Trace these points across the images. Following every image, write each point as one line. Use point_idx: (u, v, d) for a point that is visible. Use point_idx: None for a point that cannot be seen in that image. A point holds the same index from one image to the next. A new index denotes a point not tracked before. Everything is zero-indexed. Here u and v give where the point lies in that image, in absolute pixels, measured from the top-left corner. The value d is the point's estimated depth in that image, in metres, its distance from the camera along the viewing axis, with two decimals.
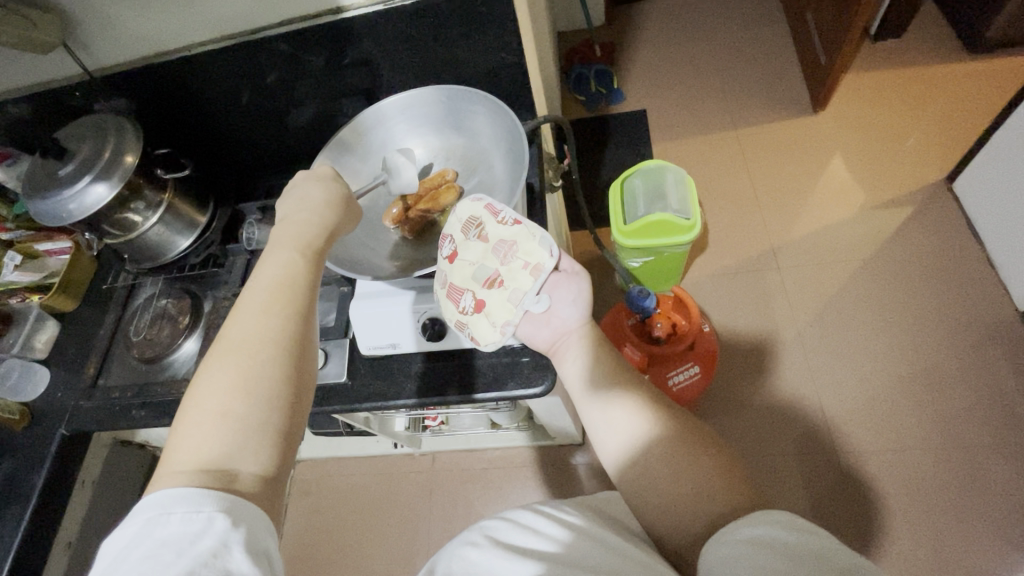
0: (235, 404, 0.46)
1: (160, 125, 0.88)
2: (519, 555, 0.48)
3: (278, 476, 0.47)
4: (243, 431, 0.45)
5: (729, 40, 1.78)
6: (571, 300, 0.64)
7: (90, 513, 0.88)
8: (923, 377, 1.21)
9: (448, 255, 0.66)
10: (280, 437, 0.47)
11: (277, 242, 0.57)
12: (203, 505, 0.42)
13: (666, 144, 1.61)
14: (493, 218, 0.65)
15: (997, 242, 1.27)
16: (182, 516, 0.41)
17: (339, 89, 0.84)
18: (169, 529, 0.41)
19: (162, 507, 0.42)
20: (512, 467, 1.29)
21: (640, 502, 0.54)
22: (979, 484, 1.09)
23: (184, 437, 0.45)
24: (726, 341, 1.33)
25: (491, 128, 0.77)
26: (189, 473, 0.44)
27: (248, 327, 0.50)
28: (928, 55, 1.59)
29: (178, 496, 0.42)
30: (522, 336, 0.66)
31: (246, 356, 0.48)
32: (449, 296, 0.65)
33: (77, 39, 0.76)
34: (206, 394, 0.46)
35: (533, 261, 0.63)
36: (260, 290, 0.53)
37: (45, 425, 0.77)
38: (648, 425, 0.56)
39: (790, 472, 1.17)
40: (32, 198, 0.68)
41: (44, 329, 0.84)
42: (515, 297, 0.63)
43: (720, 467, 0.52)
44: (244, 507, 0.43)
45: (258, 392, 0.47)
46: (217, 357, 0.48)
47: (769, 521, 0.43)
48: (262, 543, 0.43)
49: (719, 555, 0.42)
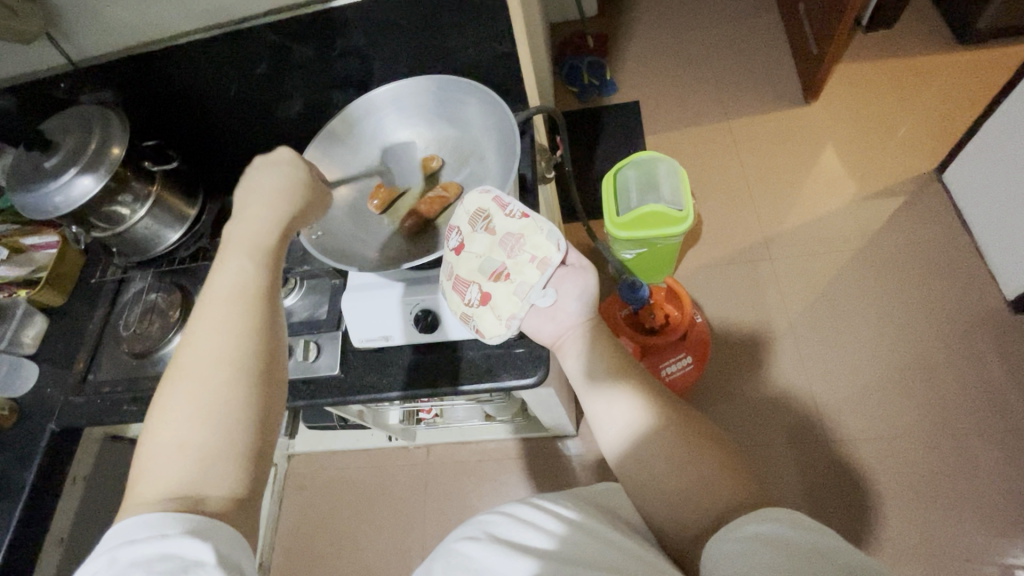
0: (192, 433, 0.45)
1: (147, 118, 0.87)
2: (512, 552, 0.47)
3: (250, 499, 0.46)
4: (207, 457, 0.45)
5: (721, 30, 1.77)
6: (578, 295, 0.63)
7: (81, 505, 0.88)
8: (914, 367, 1.21)
9: (454, 246, 0.66)
10: (246, 459, 0.46)
11: (227, 251, 0.55)
12: (168, 528, 0.41)
13: (659, 135, 1.61)
14: (501, 211, 0.64)
15: (986, 233, 1.27)
16: (147, 542, 0.41)
17: (328, 81, 0.83)
18: (136, 552, 0.41)
19: (127, 534, 0.41)
20: (506, 459, 1.29)
21: (641, 496, 0.53)
22: (967, 473, 1.10)
23: (149, 466, 0.45)
24: (718, 331, 1.33)
25: (482, 118, 0.77)
26: (155, 501, 0.43)
27: (202, 351, 0.48)
28: (918, 45, 1.58)
29: (141, 522, 0.42)
30: (528, 330, 0.65)
31: (201, 381, 0.47)
32: (454, 288, 0.65)
33: (60, 29, 0.75)
34: (165, 423, 0.46)
35: (540, 255, 0.63)
36: (213, 310, 0.51)
37: (34, 421, 0.76)
38: (648, 419, 0.56)
39: (782, 460, 1.17)
40: (16, 192, 0.67)
41: (33, 325, 0.82)
42: (521, 291, 0.62)
43: (722, 463, 0.51)
44: (211, 526, 0.42)
45: (217, 419, 0.46)
46: (173, 385, 0.47)
47: (775, 519, 0.42)
48: (233, 557, 0.42)
49: (723, 552, 0.42)
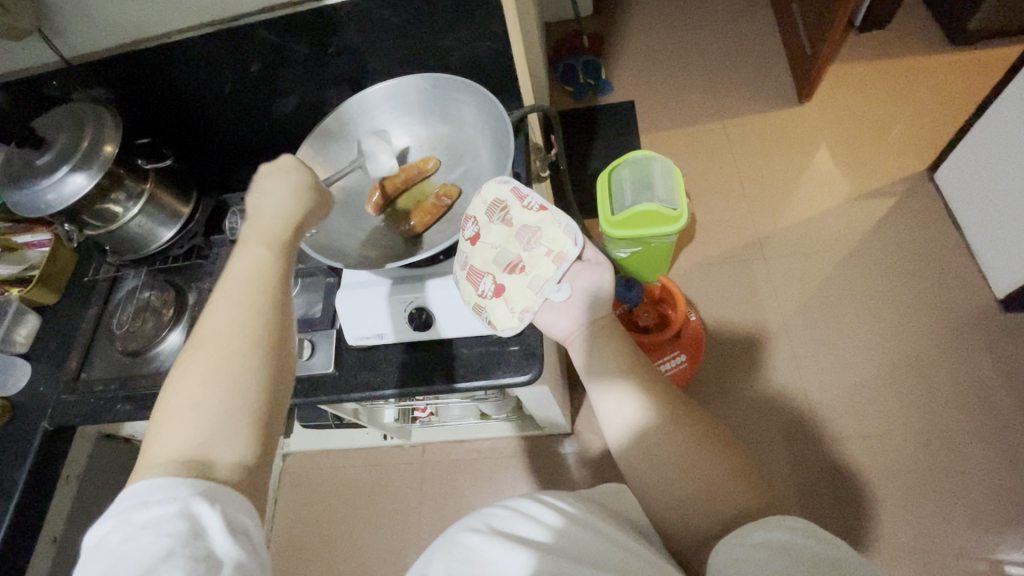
0: (206, 395, 0.45)
1: (141, 117, 0.87)
2: (509, 542, 0.47)
3: (259, 463, 0.46)
4: (219, 420, 0.44)
5: (716, 30, 1.78)
6: (593, 291, 0.64)
7: (75, 504, 0.88)
8: (906, 365, 1.22)
9: (471, 236, 0.66)
10: (259, 426, 0.46)
11: (245, 239, 0.56)
12: (180, 491, 0.41)
13: (655, 135, 1.61)
14: (519, 203, 0.65)
15: (978, 233, 1.28)
16: (158, 505, 0.41)
17: (324, 79, 0.83)
18: (147, 516, 0.41)
19: (138, 496, 0.41)
20: (502, 457, 1.29)
21: (650, 496, 0.54)
22: (959, 470, 1.11)
23: (162, 429, 0.45)
24: (712, 330, 1.34)
25: (476, 115, 0.77)
26: (167, 463, 0.43)
27: (218, 321, 0.49)
28: (911, 46, 1.59)
29: (153, 485, 0.42)
30: (542, 325, 0.65)
31: (217, 348, 0.47)
32: (469, 278, 0.65)
33: (53, 26, 0.75)
34: (180, 387, 0.46)
35: (557, 249, 0.63)
36: (230, 285, 0.51)
37: (27, 419, 0.75)
38: (655, 417, 0.56)
39: (777, 458, 1.18)
40: (7, 190, 0.66)
41: (25, 323, 0.82)
42: (536, 284, 0.63)
43: (733, 466, 0.52)
44: (222, 491, 0.42)
45: (230, 383, 0.46)
46: (189, 352, 0.48)
47: (787, 526, 0.42)
48: (242, 524, 0.42)
49: (732, 557, 0.42)
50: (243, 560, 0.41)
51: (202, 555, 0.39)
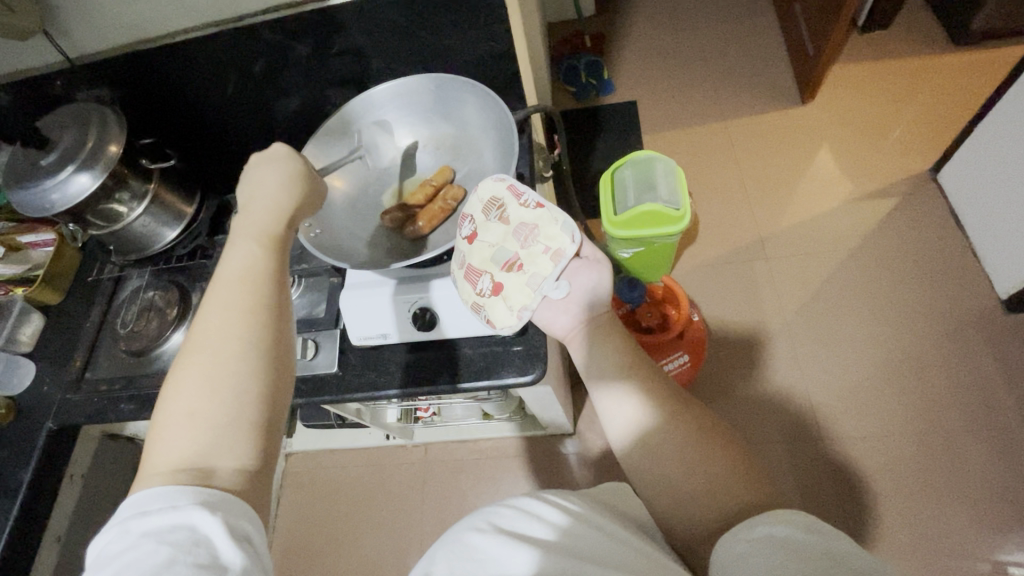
0: (202, 404, 0.45)
1: (144, 117, 0.87)
2: (514, 541, 0.47)
3: (261, 468, 0.46)
4: (216, 429, 0.44)
5: (717, 31, 1.78)
6: (592, 288, 0.64)
7: (79, 504, 0.88)
8: (909, 365, 1.22)
9: (468, 235, 0.67)
10: (258, 431, 0.46)
11: (236, 235, 0.55)
12: (179, 500, 0.42)
13: (656, 135, 1.61)
14: (515, 201, 0.66)
15: (980, 233, 1.28)
16: (158, 514, 0.41)
17: (327, 79, 0.83)
18: (147, 525, 0.41)
19: (139, 506, 0.42)
20: (503, 457, 1.29)
21: (653, 493, 0.54)
22: (962, 470, 1.11)
23: (161, 439, 0.45)
24: (714, 330, 1.34)
25: (480, 116, 0.77)
26: (166, 473, 0.43)
27: (211, 327, 0.48)
28: (913, 46, 1.59)
29: (153, 494, 0.42)
30: (541, 322, 0.65)
31: (211, 356, 0.47)
32: (467, 277, 0.65)
33: (57, 25, 0.75)
34: (175, 396, 0.45)
35: (555, 246, 0.63)
36: (222, 287, 0.50)
37: (32, 419, 0.76)
38: (655, 417, 0.56)
39: (779, 458, 1.18)
40: (13, 189, 0.67)
41: (29, 323, 0.83)
42: (533, 283, 0.63)
43: (734, 463, 0.52)
44: (222, 498, 0.42)
45: (225, 391, 0.45)
46: (184, 360, 0.47)
47: (789, 521, 0.42)
48: (242, 529, 0.43)
49: (735, 554, 0.42)
50: (245, 565, 0.41)
51: (203, 561, 0.40)
